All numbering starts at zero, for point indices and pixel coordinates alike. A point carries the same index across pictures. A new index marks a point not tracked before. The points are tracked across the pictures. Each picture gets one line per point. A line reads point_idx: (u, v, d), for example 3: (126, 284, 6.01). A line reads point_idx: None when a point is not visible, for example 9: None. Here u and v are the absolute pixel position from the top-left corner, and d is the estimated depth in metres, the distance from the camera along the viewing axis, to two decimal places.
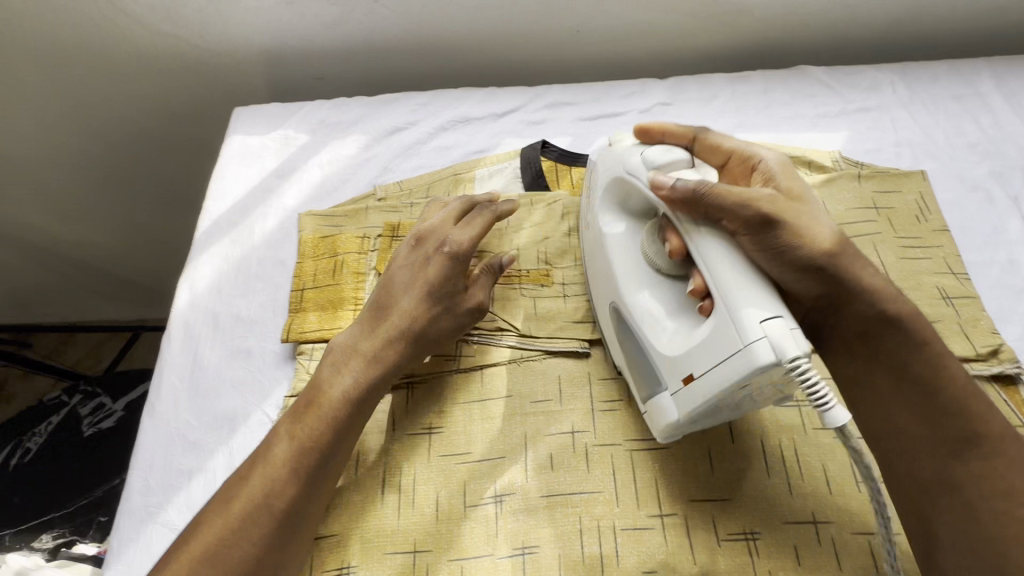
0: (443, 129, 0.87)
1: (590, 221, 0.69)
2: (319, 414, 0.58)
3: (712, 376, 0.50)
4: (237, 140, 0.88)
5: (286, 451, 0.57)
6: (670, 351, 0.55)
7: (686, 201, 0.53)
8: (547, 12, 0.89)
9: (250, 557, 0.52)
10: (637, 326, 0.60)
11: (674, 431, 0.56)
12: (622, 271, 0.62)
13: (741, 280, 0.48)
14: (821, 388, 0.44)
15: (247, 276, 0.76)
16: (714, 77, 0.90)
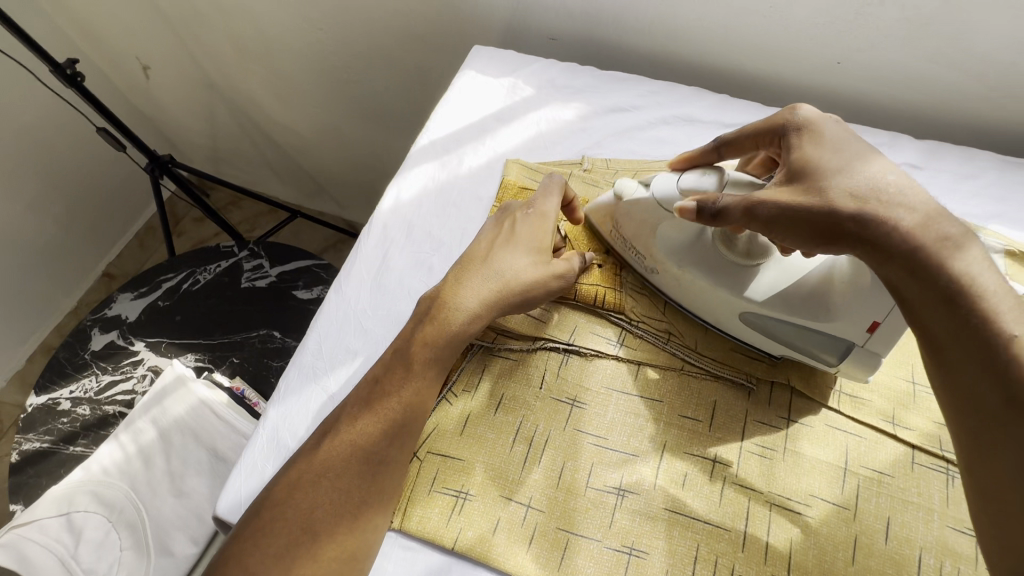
0: (664, 123, 0.86)
1: (649, 261, 0.68)
2: (406, 368, 0.61)
3: (900, 312, 0.54)
4: (471, 74, 0.93)
5: (372, 392, 0.61)
6: (836, 317, 0.57)
7: (702, 212, 0.55)
8: (818, 36, 0.84)
9: (339, 484, 0.56)
10: (792, 316, 0.60)
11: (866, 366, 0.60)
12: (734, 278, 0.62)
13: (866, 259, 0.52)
14: None
15: (447, 200, 0.81)
16: (981, 154, 0.80)
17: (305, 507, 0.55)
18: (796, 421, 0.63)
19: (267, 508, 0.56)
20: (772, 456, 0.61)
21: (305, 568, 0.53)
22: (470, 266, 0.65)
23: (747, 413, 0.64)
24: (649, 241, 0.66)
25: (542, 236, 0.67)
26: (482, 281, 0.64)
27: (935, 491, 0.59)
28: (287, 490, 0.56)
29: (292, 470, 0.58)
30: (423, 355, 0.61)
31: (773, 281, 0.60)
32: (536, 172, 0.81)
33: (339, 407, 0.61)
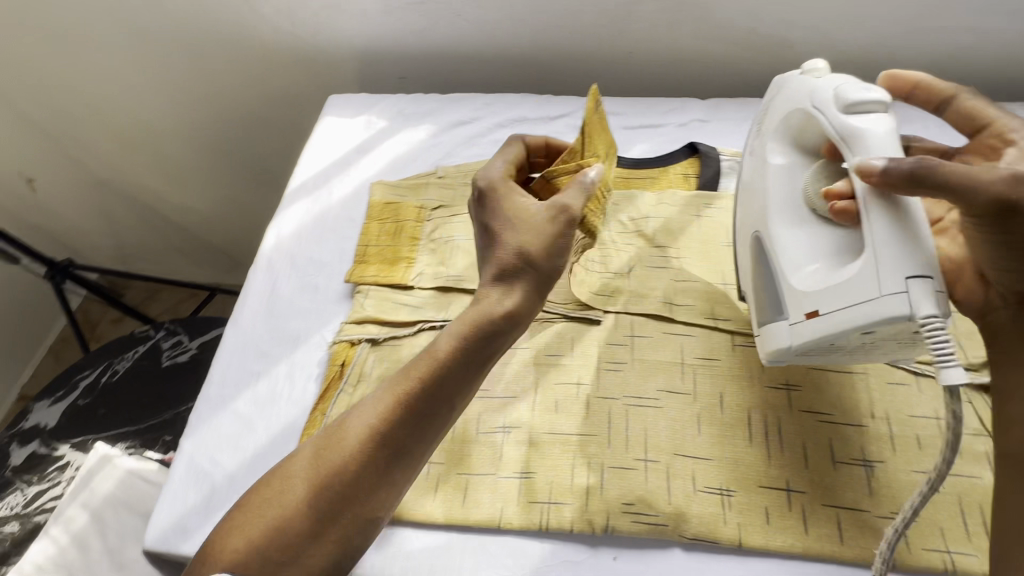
0: (501, 126, 1.00)
1: (756, 151, 0.71)
2: (431, 359, 0.56)
3: (840, 314, 0.55)
4: (329, 120, 1.05)
5: (385, 395, 0.57)
6: (803, 288, 0.60)
7: (902, 179, 0.51)
8: (605, 34, 1.02)
9: (336, 469, 0.55)
10: (772, 256, 0.65)
11: (780, 356, 0.62)
12: (778, 198, 0.66)
13: (903, 259, 0.51)
14: (947, 345, 0.49)
15: (324, 228, 0.91)
16: (751, 101, 0.99)
17: (292, 479, 0.56)
18: (638, 336, 0.75)
19: (259, 485, 0.57)
20: (624, 368, 0.72)
21: (268, 532, 0.53)
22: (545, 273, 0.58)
23: (600, 339, 0.75)
24: (775, 130, 0.68)
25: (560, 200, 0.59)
26: (514, 236, 0.58)
27: (753, 362, 0.72)
28: (287, 473, 0.56)
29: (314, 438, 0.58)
30: (444, 349, 0.56)
31: (790, 233, 0.64)
32: (396, 188, 0.92)
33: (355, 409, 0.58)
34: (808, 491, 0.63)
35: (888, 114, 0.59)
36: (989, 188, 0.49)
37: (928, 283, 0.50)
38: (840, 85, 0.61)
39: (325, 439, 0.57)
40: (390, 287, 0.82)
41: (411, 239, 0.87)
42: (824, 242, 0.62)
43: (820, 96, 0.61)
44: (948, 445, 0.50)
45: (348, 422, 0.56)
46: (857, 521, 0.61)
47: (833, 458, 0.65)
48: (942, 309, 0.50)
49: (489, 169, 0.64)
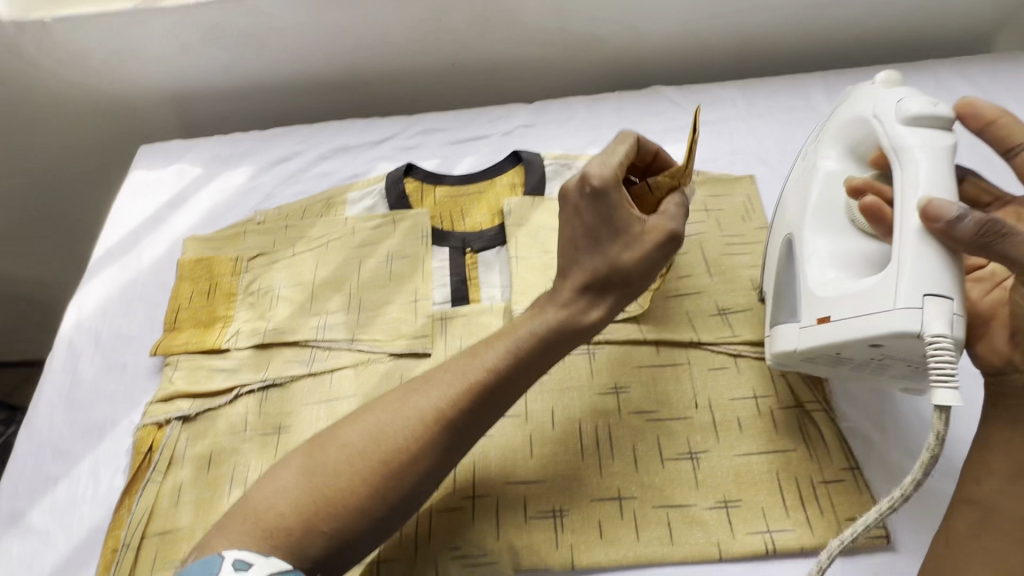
0: (324, 157, 0.95)
1: (809, 156, 0.71)
2: (507, 355, 0.58)
3: (850, 321, 0.54)
4: (137, 174, 0.96)
5: (458, 373, 0.57)
6: (819, 293, 0.59)
7: (972, 234, 0.48)
8: (420, 49, 0.99)
9: (382, 457, 0.51)
10: (798, 262, 0.64)
11: (786, 359, 0.63)
12: (817, 204, 0.65)
13: (945, 274, 0.49)
14: (948, 369, 0.47)
15: (132, 297, 0.83)
16: (574, 101, 0.98)
17: (337, 458, 0.51)
18: None
19: (308, 458, 0.52)
20: None
21: (268, 514, 0.48)
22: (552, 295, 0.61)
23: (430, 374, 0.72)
24: (835, 134, 0.68)
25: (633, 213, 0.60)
26: (614, 247, 0.59)
27: (582, 370, 0.70)
28: (357, 448, 0.52)
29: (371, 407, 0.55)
30: (501, 351, 0.58)
31: (814, 243, 0.63)
32: (211, 241, 0.85)
33: (443, 370, 0.57)
34: (638, 496, 0.62)
35: (949, 130, 0.57)
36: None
37: (949, 304, 0.48)
38: (904, 96, 0.60)
39: (412, 412, 0.54)
40: (203, 353, 0.75)
41: (226, 296, 0.80)
42: (858, 253, 0.61)
43: (882, 107, 0.61)
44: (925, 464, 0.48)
45: (404, 405, 0.54)
46: (685, 518, 0.61)
47: (661, 456, 0.64)
48: (955, 332, 0.48)
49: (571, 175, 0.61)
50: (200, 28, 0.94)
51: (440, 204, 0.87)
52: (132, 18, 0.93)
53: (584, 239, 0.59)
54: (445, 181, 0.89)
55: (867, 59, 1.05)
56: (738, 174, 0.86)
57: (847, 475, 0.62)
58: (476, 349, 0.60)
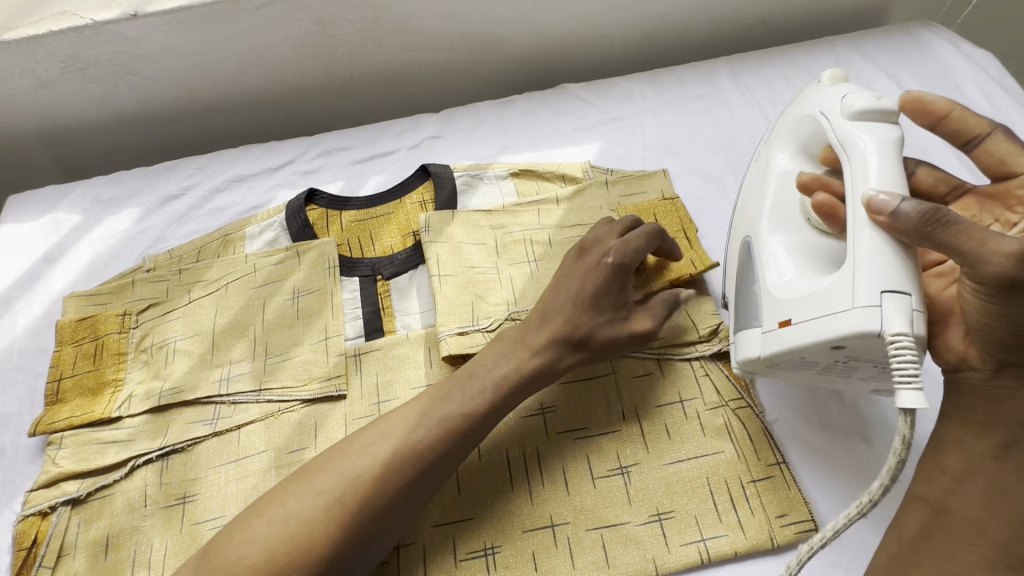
0: (219, 190, 0.88)
1: (761, 156, 0.70)
2: (487, 388, 0.60)
3: (811, 323, 0.53)
4: (5, 229, 0.86)
5: (428, 408, 0.58)
6: (780, 296, 0.57)
7: (914, 226, 0.47)
8: (312, 63, 0.93)
9: (358, 502, 0.52)
10: (757, 263, 0.62)
11: (750, 366, 0.61)
12: (773, 204, 0.64)
13: (897, 270, 0.49)
14: (908, 367, 0.46)
15: (7, 370, 0.74)
16: (482, 105, 0.94)
17: (330, 498, 0.52)
18: (385, 401, 0.68)
19: (270, 511, 0.52)
20: None
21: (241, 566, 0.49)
22: (535, 322, 0.64)
23: (346, 417, 0.67)
24: (784, 131, 0.67)
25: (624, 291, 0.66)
26: (620, 314, 0.65)
27: None
28: (317, 508, 0.52)
29: (352, 443, 0.56)
30: (483, 382, 0.60)
31: (768, 245, 0.62)
32: (94, 297, 0.77)
33: (406, 416, 0.57)
34: (571, 521, 0.60)
35: (893, 124, 0.58)
36: (1000, 260, 0.44)
37: (904, 299, 0.48)
38: (850, 92, 0.60)
39: (381, 460, 0.54)
40: (90, 425, 0.68)
41: (115, 357, 0.73)
42: (816, 252, 0.61)
43: (828, 102, 0.61)
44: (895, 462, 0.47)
45: (385, 443, 0.55)
46: (620, 538, 0.59)
47: (592, 476, 0.62)
48: (913, 329, 0.47)
49: (606, 239, 0.67)
50: (57, 60, 0.84)
51: (347, 230, 0.82)
52: None
53: (594, 294, 0.64)
54: (351, 205, 0.83)
55: (769, 40, 1.05)
56: (651, 169, 0.85)
57: (775, 471, 0.61)
58: (445, 390, 0.59)
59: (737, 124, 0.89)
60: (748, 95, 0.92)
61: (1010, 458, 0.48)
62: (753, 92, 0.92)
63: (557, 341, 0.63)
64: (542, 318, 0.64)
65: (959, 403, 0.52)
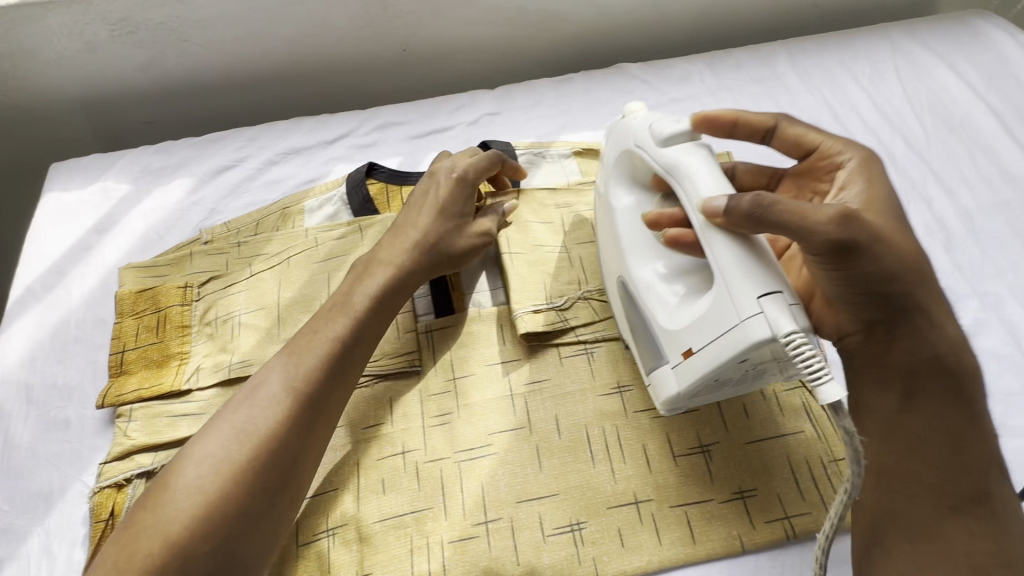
0: (273, 162, 0.86)
1: (602, 198, 0.69)
2: (348, 314, 0.63)
3: (710, 347, 0.51)
4: (52, 197, 0.83)
5: (309, 346, 0.60)
6: (670, 326, 0.56)
7: (748, 221, 0.50)
8: (366, 35, 0.90)
9: (272, 425, 0.55)
10: (638, 299, 0.61)
11: (676, 403, 0.58)
12: (626, 238, 0.64)
13: (758, 278, 0.49)
14: (817, 362, 0.45)
15: (65, 341, 0.72)
16: (539, 84, 0.93)
17: (229, 434, 0.54)
18: (460, 377, 0.67)
19: (178, 475, 0.52)
20: (452, 418, 0.65)
21: (185, 500, 0.51)
22: (397, 230, 0.70)
23: (421, 392, 0.67)
24: (611, 172, 0.67)
25: (460, 204, 0.72)
26: (447, 225, 0.70)
27: (582, 372, 0.67)
28: (233, 459, 0.53)
29: (240, 388, 0.58)
30: (361, 300, 0.64)
31: (648, 270, 0.61)
32: (152, 268, 0.76)
33: (282, 366, 0.58)
34: (655, 498, 0.60)
35: (701, 146, 0.58)
36: (825, 229, 0.50)
37: (776, 298, 0.47)
38: (654, 120, 0.61)
39: (281, 394, 0.57)
40: (160, 398, 0.66)
41: (179, 330, 0.71)
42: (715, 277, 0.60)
43: (641, 134, 0.62)
44: (852, 461, 0.44)
45: (257, 383, 0.58)
46: (705, 514, 0.60)
47: (673, 455, 0.63)
48: (800, 322, 0.47)
49: (444, 162, 0.75)
50: (107, 23, 0.81)
51: None
52: (16, 13, 0.78)
53: (429, 207, 0.71)
54: (412, 180, 0.82)
55: (823, 25, 1.05)
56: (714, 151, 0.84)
57: None
58: (324, 318, 0.63)
59: (798, 109, 0.88)
60: (807, 79, 0.91)
61: (914, 406, 0.54)
62: (811, 76, 0.92)
63: (418, 243, 0.69)
64: (393, 234, 0.70)
65: (854, 372, 0.58)
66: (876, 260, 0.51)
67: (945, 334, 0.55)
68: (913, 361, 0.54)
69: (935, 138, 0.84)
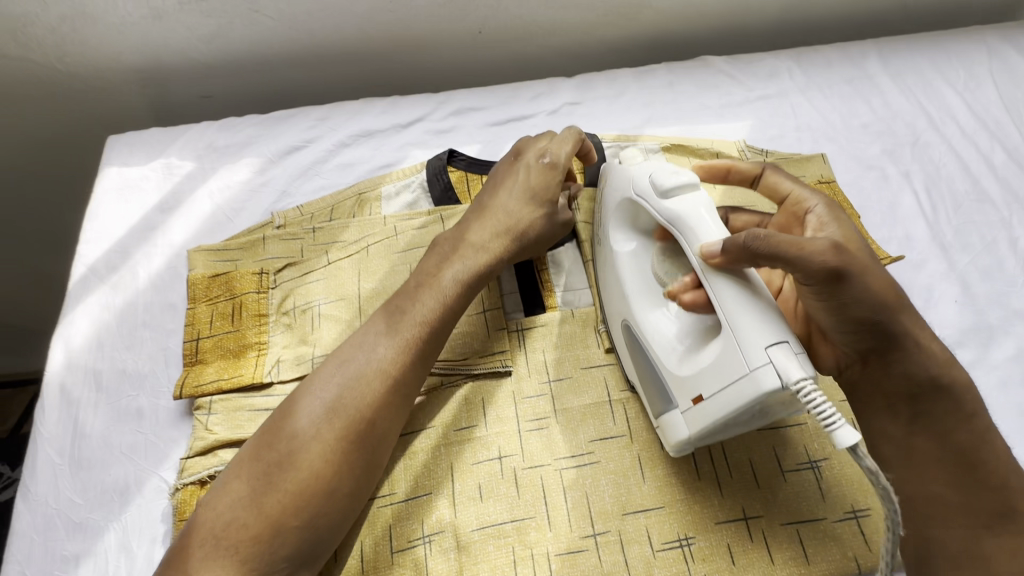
0: (345, 145, 0.81)
1: (605, 242, 0.66)
2: (450, 279, 0.61)
3: (721, 393, 0.48)
4: (112, 172, 0.79)
5: (415, 305, 0.59)
6: (679, 371, 0.53)
7: (745, 257, 0.47)
8: (444, 13, 0.86)
9: (388, 382, 0.55)
10: (643, 345, 0.58)
11: (687, 446, 0.54)
12: (631, 283, 0.60)
13: (765, 326, 0.46)
14: (825, 414, 0.42)
15: (133, 326, 0.68)
16: (621, 74, 0.89)
17: (344, 394, 0.54)
18: (556, 380, 0.64)
19: (299, 431, 0.52)
20: (549, 424, 0.62)
21: (317, 456, 0.51)
22: (482, 208, 0.68)
23: (514, 395, 0.63)
24: (613, 217, 0.64)
25: (549, 186, 0.68)
26: (536, 207, 0.67)
27: None
28: (354, 416, 0.53)
29: (342, 347, 0.57)
30: (459, 270, 0.62)
31: (658, 318, 0.58)
32: (224, 252, 0.72)
33: (389, 321, 0.58)
34: (766, 515, 0.58)
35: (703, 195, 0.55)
36: (823, 257, 0.47)
37: (786, 347, 0.45)
38: (652, 169, 0.58)
39: (391, 352, 0.56)
40: (240, 390, 0.63)
41: (256, 319, 0.68)
42: None
43: (640, 183, 0.58)
44: (883, 502, 0.42)
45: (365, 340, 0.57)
46: (821, 534, 0.57)
47: (781, 470, 0.60)
48: (808, 371, 0.45)
49: (530, 141, 0.71)
50: None
51: None
52: None
53: (517, 187, 0.68)
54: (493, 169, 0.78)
55: (909, 25, 1.01)
56: (807, 152, 0.81)
57: None
58: (421, 280, 0.62)
59: (892, 112, 0.85)
60: (901, 81, 0.88)
61: (924, 423, 0.52)
62: (905, 78, 0.88)
63: (504, 223, 0.66)
64: (479, 212, 0.67)
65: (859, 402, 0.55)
66: (865, 292, 0.49)
67: (944, 354, 0.52)
68: (913, 386, 0.51)
69: None
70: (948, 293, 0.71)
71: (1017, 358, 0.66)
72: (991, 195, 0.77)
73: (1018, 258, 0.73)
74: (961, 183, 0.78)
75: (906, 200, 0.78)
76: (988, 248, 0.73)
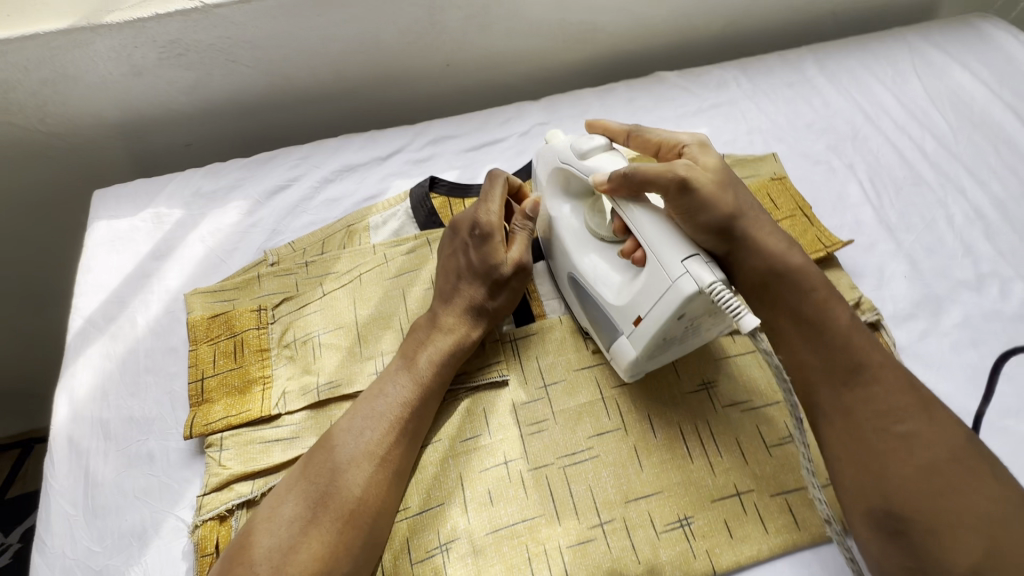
0: (329, 180, 0.85)
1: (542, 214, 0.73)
2: (434, 353, 0.65)
3: (655, 309, 0.55)
4: (102, 225, 0.81)
5: (408, 375, 0.63)
6: (618, 301, 0.60)
7: (625, 185, 0.58)
8: (412, 50, 0.91)
9: (389, 450, 0.59)
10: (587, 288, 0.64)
11: (636, 369, 0.61)
12: (569, 237, 0.67)
13: (676, 241, 0.54)
14: (732, 302, 0.50)
15: (136, 373, 0.70)
16: (583, 94, 0.95)
17: (351, 464, 0.58)
18: (551, 384, 0.68)
19: (313, 509, 0.56)
20: (547, 426, 0.65)
21: (332, 529, 0.55)
22: (441, 298, 0.69)
23: (513, 402, 0.67)
24: (544, 189, 0.70)
25: (495, 255, 0.68)
26: (488, 286, 0.68)
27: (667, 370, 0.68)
28: (365, 486, 0.57)
29: (344, 416, 0.62)
30: (439, 350, 0.65)
31: (596, 261, 0.64)
32: (221, 292, 0.74)
33: (386, 387, 0.63)
34: (756, 488, 0.62)
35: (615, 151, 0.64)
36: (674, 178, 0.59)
37: (697, 256, 0.52)
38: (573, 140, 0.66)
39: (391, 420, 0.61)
40: (250, 424, 0.65)
41: (258, 354, 0.70)
42: None
43: (562, 153, 0.66)
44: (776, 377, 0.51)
45: (364, 412, 0.61)
46: (807, 501, 0.62)
47: (765, 445, 0.64)
48: (719, 274, 0.52)
49: (464, 214, 0.71)
50: (156, 46, 0.80)
51: None
52: (65, 38, 0.76)
53: (465, 271, 0.69)
54: (472, 192, 0.82)
55: (838, 31, 1.10)
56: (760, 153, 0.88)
57: None
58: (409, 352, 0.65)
59: (831, 110, 0.93)
60: (837, 82, 0.96)
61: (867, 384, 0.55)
62: (840, 79, 0.96)
63: (469, 307, 0.68)
64: (441, 300, 0.68)
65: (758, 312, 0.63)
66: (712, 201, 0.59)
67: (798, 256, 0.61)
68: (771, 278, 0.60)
69: (961, 133, 0.89)
70: (898, 270, 0.77)
71: (965, 324, 0.73)
72: (926, 179, 0.85)
73: (955, 233, 0.80)
74: (899, 170, 0.86)
75: (852, 188, 0.85)
76: (928, 227, 0.81)
